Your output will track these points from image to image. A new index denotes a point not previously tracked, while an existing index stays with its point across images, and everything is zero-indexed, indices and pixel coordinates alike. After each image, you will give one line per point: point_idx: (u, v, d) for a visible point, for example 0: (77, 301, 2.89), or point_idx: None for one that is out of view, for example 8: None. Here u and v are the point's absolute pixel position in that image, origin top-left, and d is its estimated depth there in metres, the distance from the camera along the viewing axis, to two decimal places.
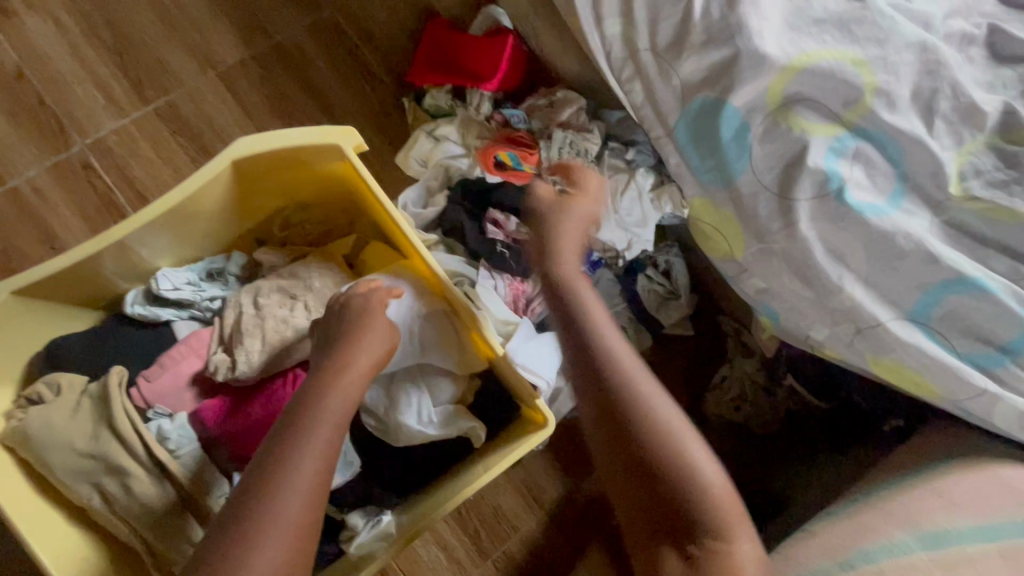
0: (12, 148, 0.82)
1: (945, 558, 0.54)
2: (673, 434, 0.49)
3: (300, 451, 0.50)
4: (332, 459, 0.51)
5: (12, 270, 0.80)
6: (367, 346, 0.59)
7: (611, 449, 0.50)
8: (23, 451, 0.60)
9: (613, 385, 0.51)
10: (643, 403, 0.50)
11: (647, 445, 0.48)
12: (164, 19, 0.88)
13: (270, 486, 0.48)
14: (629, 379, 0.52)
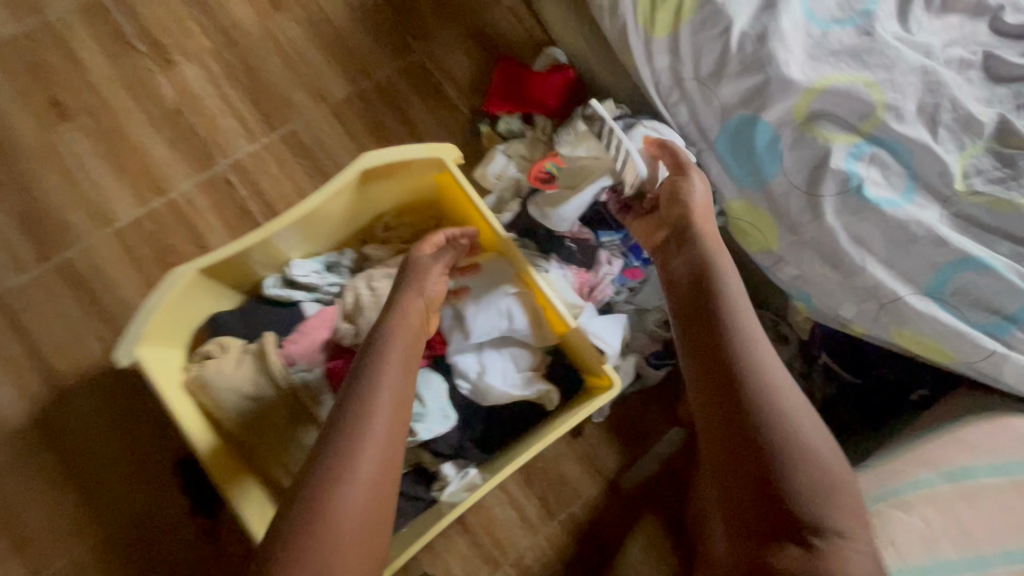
0: (171, 168, 1.02)
1: (962, 488, 0.65)
2: (800, 425, 0.57)
3: (353, 476, 0.58)
4: (380, 473, 0.60)
5: (169, 264, 0.98)
6: (404, 327, 0.72)
7: (732, 437, 0.57)
8: (202, 395, 0.77)
9: (743, 374, 0.59)
10: (771, 396, 0.58)
11: (774, 431, 0.56)
12: (287, 64, 1.08)
13: (334, 506, 0.57)
14: (763, 370, 0.60)
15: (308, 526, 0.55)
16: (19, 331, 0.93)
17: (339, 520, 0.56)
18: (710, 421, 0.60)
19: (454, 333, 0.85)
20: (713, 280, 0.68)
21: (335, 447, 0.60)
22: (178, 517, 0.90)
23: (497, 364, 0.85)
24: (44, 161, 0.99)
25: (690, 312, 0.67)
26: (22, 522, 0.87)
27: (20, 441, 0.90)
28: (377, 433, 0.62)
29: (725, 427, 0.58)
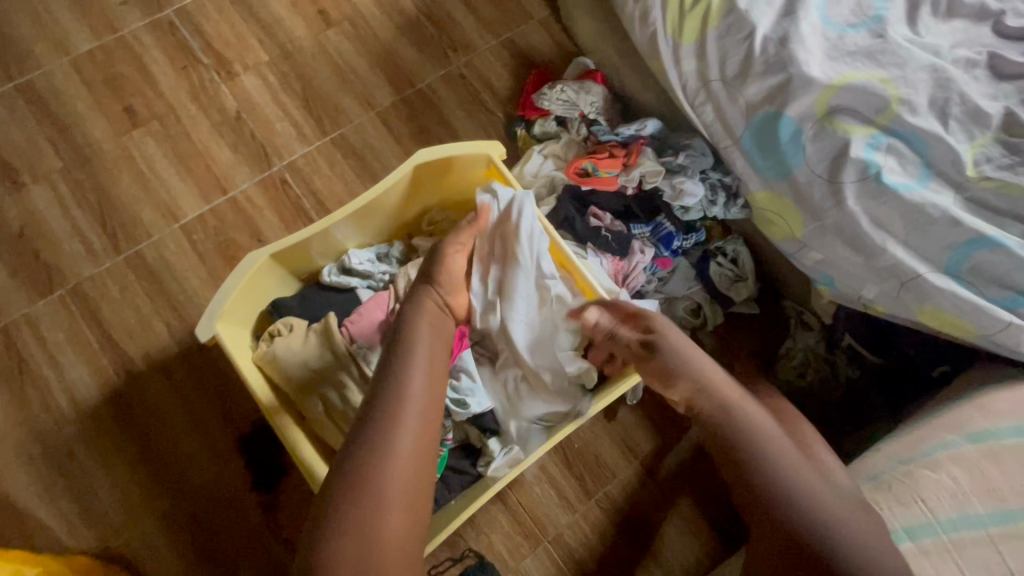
0: (232, 168, 1.10)
1: (988, 448, 0.69)
2: (833, 509, 0.65)
3: (387, 463, 0.68)
4: (415, 460, 0.70)
5: (231, 257, 1.06)
6: (429, 323, 0.81)
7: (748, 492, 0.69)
8: (272, 369, 0.83)
9: (752, 448, 0.71)
10: (811, 505, 0.66)
11: (833, 548, 0.62)
12: (338, 75, 1.17)
13: (379, 485, 0.67)
14: (765, 442, 0.71)
15: (355, 498, 0.66)
16: (93, 317, 1.00)
17: (382, 494, 0.66)
18: (764, 536, 0.67)
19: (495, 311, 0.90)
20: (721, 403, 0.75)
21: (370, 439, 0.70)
22: (237, 494, 0.96)
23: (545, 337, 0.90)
24: (118, 163, 1.08)
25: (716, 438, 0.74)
26: (94, 495, 0.92)
27: (93, 418, 0.96)
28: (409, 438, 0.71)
29: (785, 543, 0.65)
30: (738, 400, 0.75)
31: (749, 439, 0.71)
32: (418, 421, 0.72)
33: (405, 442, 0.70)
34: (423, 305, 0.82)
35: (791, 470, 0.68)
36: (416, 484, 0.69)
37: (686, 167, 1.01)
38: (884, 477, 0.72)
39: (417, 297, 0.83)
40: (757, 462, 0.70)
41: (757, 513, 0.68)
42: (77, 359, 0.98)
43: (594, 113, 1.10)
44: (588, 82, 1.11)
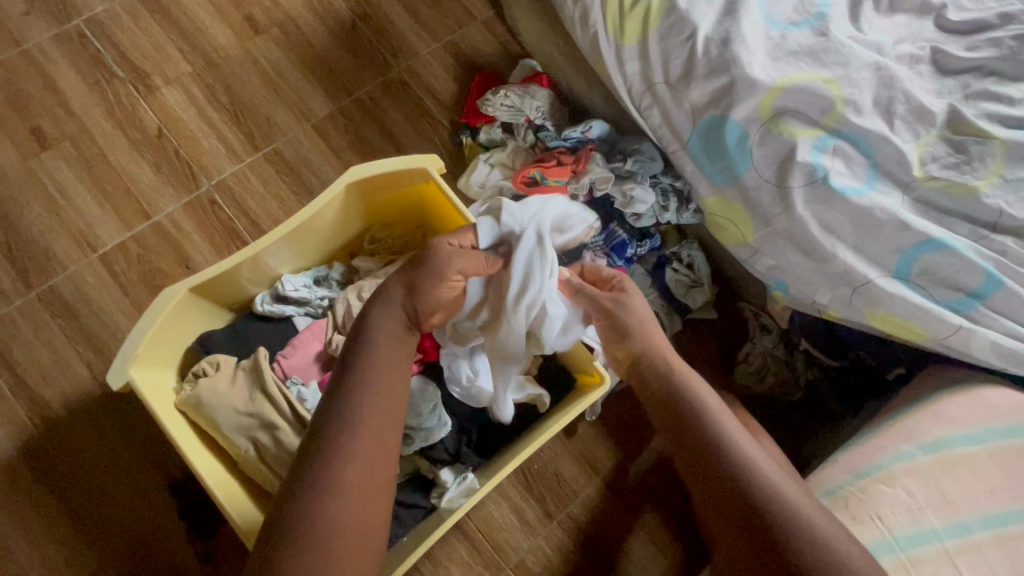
0: (155, 190, 1.03)
1: (940, 459, 0.68)
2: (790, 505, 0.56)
3: (326, 511, 0.57)
4: (361, 505, 0.59)
5: (157, 287, 0.99)
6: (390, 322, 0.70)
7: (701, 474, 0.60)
8: (196, 414, 0.78)
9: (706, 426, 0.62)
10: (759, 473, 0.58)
11: (782, 519, 0.54)
12: (269, 85, 1.10)
13: (319, 539, 0.55)
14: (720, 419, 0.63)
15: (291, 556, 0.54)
16: (4, 360, 0.92)
17: (323, 549, 0.55)
18: (711, 509, 0.59)
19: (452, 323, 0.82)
20: (666, 368, 0.69)
21: (308, 487, 0.58)
22: (173, 542, 0.89)
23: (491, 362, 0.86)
24: (26, 190, 0.99)
25: (660, 406, 0.67)
26: (13, 557, 0.86)
27: (7, 473, 0.88)
28: (350, 478, 0.59)
29: (731, 517, 0.57)
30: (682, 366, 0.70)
31: (693, 405, 0.65)
32: (365, 460, 0.60)
33: (347, 482, 0.59)
34: (384, 321, 0.70)
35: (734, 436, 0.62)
36: (364, 531, 0.58)
37: (636, 173, 0.97)
38: (841, 492, 0.68)
39: (377, 314, 0.70)
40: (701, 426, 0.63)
41: (701, 481, 0.60)
42: None
43: (541, 119, 1.04)
44: (533, 87, 1.06)
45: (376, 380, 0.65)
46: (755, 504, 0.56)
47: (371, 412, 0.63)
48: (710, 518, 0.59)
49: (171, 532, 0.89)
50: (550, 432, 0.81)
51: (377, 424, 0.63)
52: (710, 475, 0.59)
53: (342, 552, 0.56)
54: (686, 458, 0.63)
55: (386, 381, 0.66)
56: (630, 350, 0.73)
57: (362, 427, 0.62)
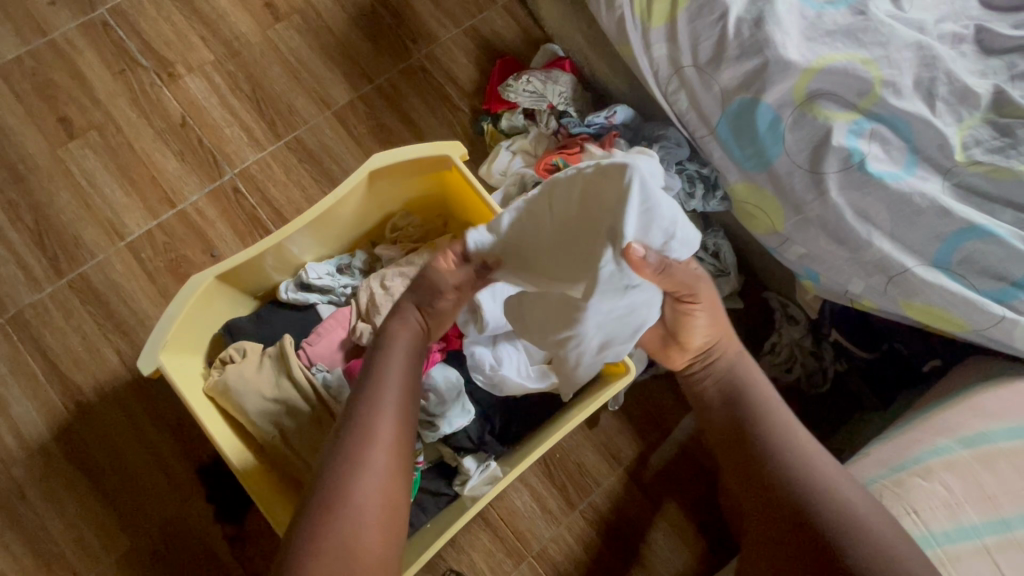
0: (180, 178, 1.03)
1: (980, 453, 0.66)
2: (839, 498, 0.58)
3: (360, 485, 0.60)
4: (387, 482, 0.62)
5: (183, 275, 1.00)
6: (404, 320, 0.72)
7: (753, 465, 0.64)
8: (225, 400, 0.79)
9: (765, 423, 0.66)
10: (802, 461, 0.62)
11: (823, 507, 0.58)
12: (290, 73, 1.10)
13: (357, 512, 0.59)
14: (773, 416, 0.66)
15: (326, 526, 0.57)
16: (37, 346, 0.94)
17: (360, 521, 0.58)
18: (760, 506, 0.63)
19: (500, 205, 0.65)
20: (733, 368, 0.71)
21: (335, 468, 0.60)
22: (202, 525, 0.91)
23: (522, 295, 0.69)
24: (55, 178, 1.01)
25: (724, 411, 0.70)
26: (51, 538, 0.88)
27: (42, 457, 0.91)
28: (381, 460, 0.62)
29: (773, 502, 0.61)
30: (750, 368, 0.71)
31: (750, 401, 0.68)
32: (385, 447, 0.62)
33: (377, 461, 0.61)
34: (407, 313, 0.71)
35: (783, 428, 0.65)
36: (393, 501, 0.62)
37: (662, 159, 0.96)
38: (877, 484, 0.67)
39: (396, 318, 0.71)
40: (753, 422, 0.66)
41: (751, 475, 0.64)
42: (24, 393, 0.93)
43: (563, 104, 1.03)
44: (555, 71, 1.05)
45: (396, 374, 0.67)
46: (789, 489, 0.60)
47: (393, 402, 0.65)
48: (752, 502, 0.64)
49: (199, 514, 0.91)
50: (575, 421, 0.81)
51: (399, 413, 0.65)
52: (756, 468, 0.64)
53: (373, 523, 0.59)
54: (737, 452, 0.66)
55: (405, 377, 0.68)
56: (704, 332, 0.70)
57: (387, 418, 0.64)
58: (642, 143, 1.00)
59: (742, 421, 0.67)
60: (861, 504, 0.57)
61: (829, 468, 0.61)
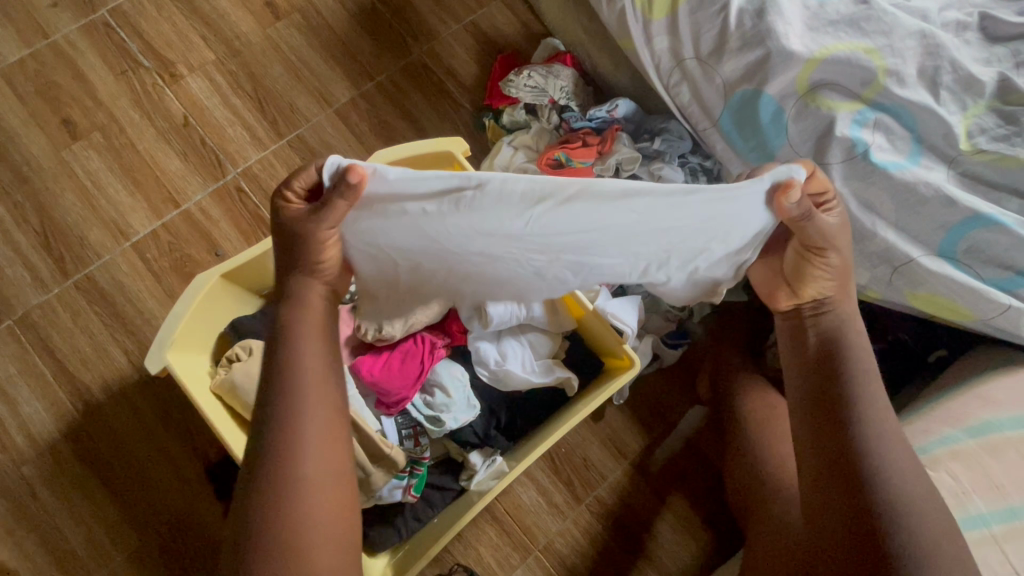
0: (184, 178, 1.04)
1: (987, 443, 0.66)
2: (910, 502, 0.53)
3: (294, 507, 0.53)
4: (327, 487, 0.56)
5: (188, 274, 1.00)
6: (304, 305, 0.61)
7: (834, 437, 0.57)
8: (232, 398, 0.79)
9: (861, 402, 0.57)
10: (882, 443, 0.56)
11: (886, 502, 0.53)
12: (291, 72, 1.10)
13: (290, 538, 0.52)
14: (871, 397, 0.58)
15: (264, 559, 0.51)
16: (45, 347, 0.95)
17: (301, 549, 0.52)
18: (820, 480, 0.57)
19: (463, 191, 0.52)
20: (834, 328, 0.61)
21: (264, 494, 0.53)
22: (212, 521, 0.92)
23: (500, 277, 0.64)
24: (60, 180, 1.01)
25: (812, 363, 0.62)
26: (63, 536, 0.89)
27: (53, 456, 0.92)
28: (311, 472, 0.55)
29: (838, 486, 0.55)
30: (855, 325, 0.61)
31: (847, 369, 0.59)
32: (317, 450, 0.56)
33: (307, 476, 0.55)
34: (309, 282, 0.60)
35: (878, 412, 0.57)
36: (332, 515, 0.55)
37: (663, 152, 0.96)
38: None
39: (295, 292, 0.61)
40: (845, 397, 0.58)
41: (821, 449, 0.58)
42: (33, 394, 0.93)
43: (564, 99, 1.02)
44: (556, 65, 1.04)
45: (311, 362, 0.59)
46: (860, 474, 0.54)
47: (315, 395, 0.58)
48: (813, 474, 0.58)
49: (208, 511, 0.92)
50: (584, 413, 0.81)
51: (327, 417, 0.58)
52: (833, 433, 0.57)
53: (317, 545, 0.53)
54: (810, 417, 0.60)
55: (322, 365, 0.60)
56: (818, 289, 0.60)
57: (310, 428, 0.56)
58: (644, 137, 1.00)
59: (832, 396, 0.59)
60: (928, 513, 0.53)
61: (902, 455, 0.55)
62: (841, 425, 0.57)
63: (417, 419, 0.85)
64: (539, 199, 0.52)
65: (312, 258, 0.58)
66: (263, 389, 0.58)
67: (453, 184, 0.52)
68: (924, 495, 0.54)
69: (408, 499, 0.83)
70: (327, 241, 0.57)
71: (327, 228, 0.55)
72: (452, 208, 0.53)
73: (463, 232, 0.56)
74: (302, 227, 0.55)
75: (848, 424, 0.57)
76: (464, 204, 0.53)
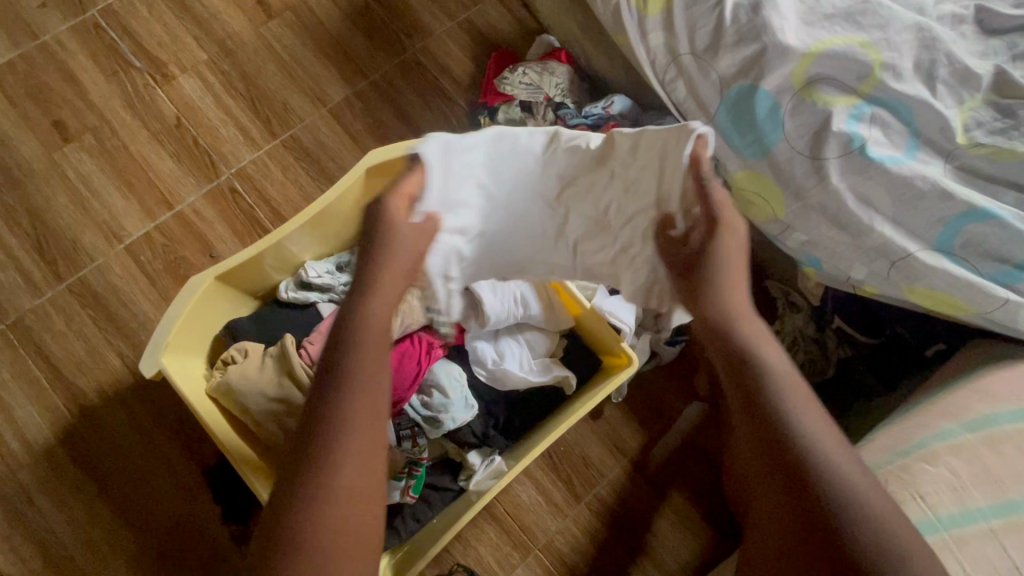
0: (177, 180, 1.03)
1: (986, 436, 0.65)
2: (869, 508, 0.47)
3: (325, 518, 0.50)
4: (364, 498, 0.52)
5: (183, 276, 0.99)
6: (380, 299, 0.58)
7: (772, 446, 0.51)
8: (228, 400, 0.79)
9: (786, 404, 0.52)
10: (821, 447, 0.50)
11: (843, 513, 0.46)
12: (284, 71, 1.09)
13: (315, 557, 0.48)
14: (793, 395, 0.53)
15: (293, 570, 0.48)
16: (38, 351, 0.94)
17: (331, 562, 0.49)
18: (775, 498, 0.51)
19: (501, 136, 0.65)
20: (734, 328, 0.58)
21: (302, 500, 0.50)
22: (210, 524, 0.91)
23: (512, 248, 0.75)
24: (52, 182, 1.00)
25: (726, 369, 0.58)
26: (59, 541, 0.89)
27: (48, 461, 0.91)
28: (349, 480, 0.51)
29: (790, 502, 0.49)
30: (747, 317, 0.59)
31: (760, 368, 0.55)
32: (359, 457, 0.52)
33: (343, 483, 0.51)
34: (383, 287, 0.58)
35: (805, 410, 0.52)
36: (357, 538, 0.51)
37: None
38: (882, 471, 0.66)
39: (367, 284, 0.58)
40: (767, 400, 0.53)
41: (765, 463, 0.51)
42: (27, 399, 0.93)
43: (559, 95, 1.03)
44: (551, 62, 1.04)
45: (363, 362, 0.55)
46: (809, 484, 0.48)
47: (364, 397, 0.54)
48: (767, 493, 0.52)
49: (206, 514, 0.92)
50: (586, 411, 0.81)
51: (372, 422, 0.54)
52: (766, 442, 0.52)
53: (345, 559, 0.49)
54: (746, 429, 0.54)
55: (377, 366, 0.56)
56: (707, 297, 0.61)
57: (356, 432, 0.53)
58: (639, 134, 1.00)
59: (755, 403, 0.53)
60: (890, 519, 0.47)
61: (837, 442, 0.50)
62: (774, 429, 0.51)
63: (415, 420, 0.84)
64: (548, 141, 0.66)
65: (403, 263, 0.59)
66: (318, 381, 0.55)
67: (494, 132, 0.65)
68: (880, 496, 0.48)
69: (407, 500, 0.83)
70: (408, 245, 0.59)
71: (413, 235, 0.60)
72: (487, 151, 0.65)
73: (488, 180, 0.67)
74: (398, 230, 0.58)
75: (779, 430, 0.51)
76: (484, 149, 0.65)
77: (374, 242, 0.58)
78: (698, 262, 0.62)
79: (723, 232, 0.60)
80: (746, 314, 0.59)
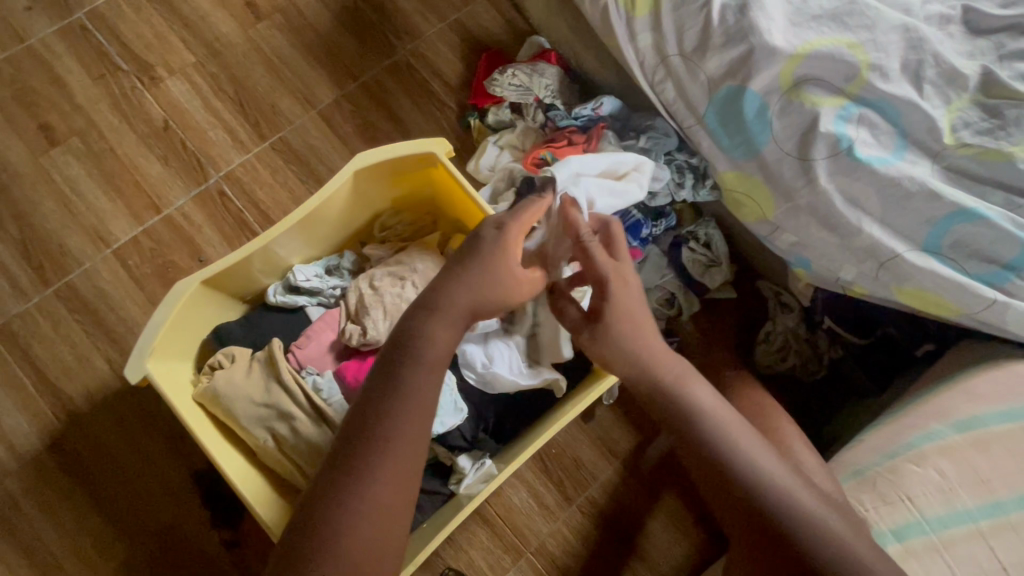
0: (165, 183, 1.02)
1: (974, 437, 0.65)
2: (817, 523, 0.54)
3: (364, 528, 0.54)
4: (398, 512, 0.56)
5: (171, 280, 0.99)
6: (451, 318, 0.62)
7: (722, 480, 0.58)
8: (215, 406, 0.78)
9: (723, 440, 0.59)
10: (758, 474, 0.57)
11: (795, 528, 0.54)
12: (273, 73, 1.08)
13: (338, 557, 0.52)
14: (728, 431, 0.60)
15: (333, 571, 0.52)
16: (25, 357, 0.93)
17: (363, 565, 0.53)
18: (734, 525, 0.58)
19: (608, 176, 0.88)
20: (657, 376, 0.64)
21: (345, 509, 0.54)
22: (198, 530, 0.91)
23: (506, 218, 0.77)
24: (39, 186, 1.00)
25: (668, 425, 0.63)
26: (46, 548, 0.88)
27: (35, 468, 0.90)
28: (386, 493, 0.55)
29: (748, 527, 0.56)
30: (665, 359, 0.65)
31: (691, 411, 0.62)
32: (399, 471, 0.56)
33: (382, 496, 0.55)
34: (456, 308, 0.62)
35: (738, 443, 0.59)
36: (379, 556, 0.54)
37: (649, 149, 0.96)
38: (870, 472, 0.66)
39: (450, 305, 0.62)
40: (705, 441, 0.60)
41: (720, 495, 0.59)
42: (13, 405, 0.92)
43: (549, 97, 1.01)
44: (541, 64, 1.02)
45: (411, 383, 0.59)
46: (760, 510, 0.56)
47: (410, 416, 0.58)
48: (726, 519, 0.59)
49: (195, 519, 0.91)
50: (571, 415, 0.81)
51: (414, 439, 0.58)
52: (723, 492, 0.58)
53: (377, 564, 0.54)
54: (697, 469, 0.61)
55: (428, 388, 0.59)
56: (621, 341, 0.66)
57: (400, 447, 0.56)
58: (630, 135, 0.99)
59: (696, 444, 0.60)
60: (838, 527, 0.54)
61: (778, 468, 0.58)
62: (716, 466, 0.59)
63: None
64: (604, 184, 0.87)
65: (494, 293, 0.63)
66: (369, 395, 0.59)
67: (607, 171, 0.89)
68: (822, 507, 0.56)
69: None
70: (512, 273, 0.65)
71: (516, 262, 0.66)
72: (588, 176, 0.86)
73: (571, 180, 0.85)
74: (515, 258, 0.65)
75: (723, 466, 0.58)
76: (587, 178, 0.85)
77: (485, 262, 0.64)
78: (600, 312, 0.67)
79: (615, 290, 0.66)
80: (667, 359, 0.65)
